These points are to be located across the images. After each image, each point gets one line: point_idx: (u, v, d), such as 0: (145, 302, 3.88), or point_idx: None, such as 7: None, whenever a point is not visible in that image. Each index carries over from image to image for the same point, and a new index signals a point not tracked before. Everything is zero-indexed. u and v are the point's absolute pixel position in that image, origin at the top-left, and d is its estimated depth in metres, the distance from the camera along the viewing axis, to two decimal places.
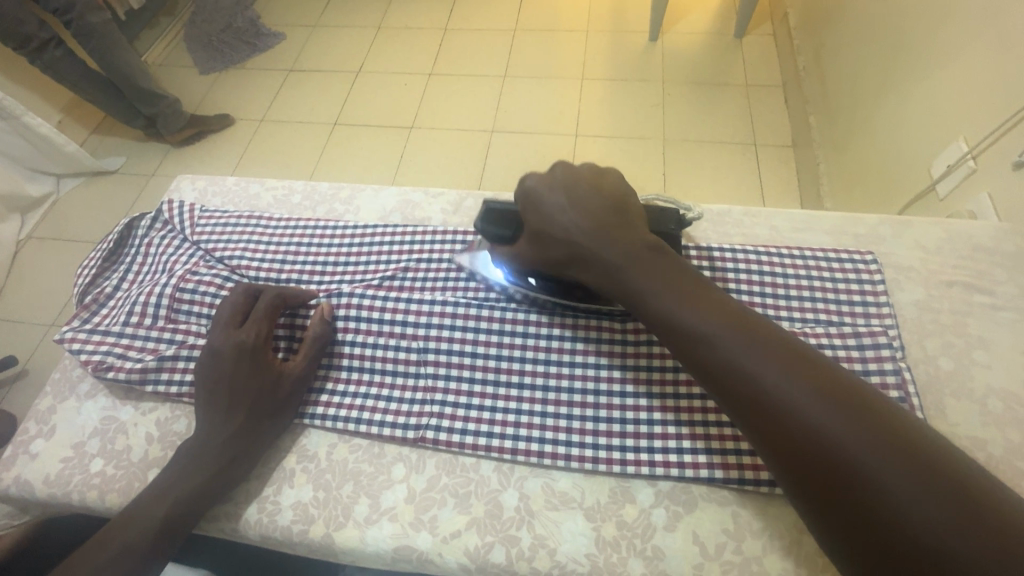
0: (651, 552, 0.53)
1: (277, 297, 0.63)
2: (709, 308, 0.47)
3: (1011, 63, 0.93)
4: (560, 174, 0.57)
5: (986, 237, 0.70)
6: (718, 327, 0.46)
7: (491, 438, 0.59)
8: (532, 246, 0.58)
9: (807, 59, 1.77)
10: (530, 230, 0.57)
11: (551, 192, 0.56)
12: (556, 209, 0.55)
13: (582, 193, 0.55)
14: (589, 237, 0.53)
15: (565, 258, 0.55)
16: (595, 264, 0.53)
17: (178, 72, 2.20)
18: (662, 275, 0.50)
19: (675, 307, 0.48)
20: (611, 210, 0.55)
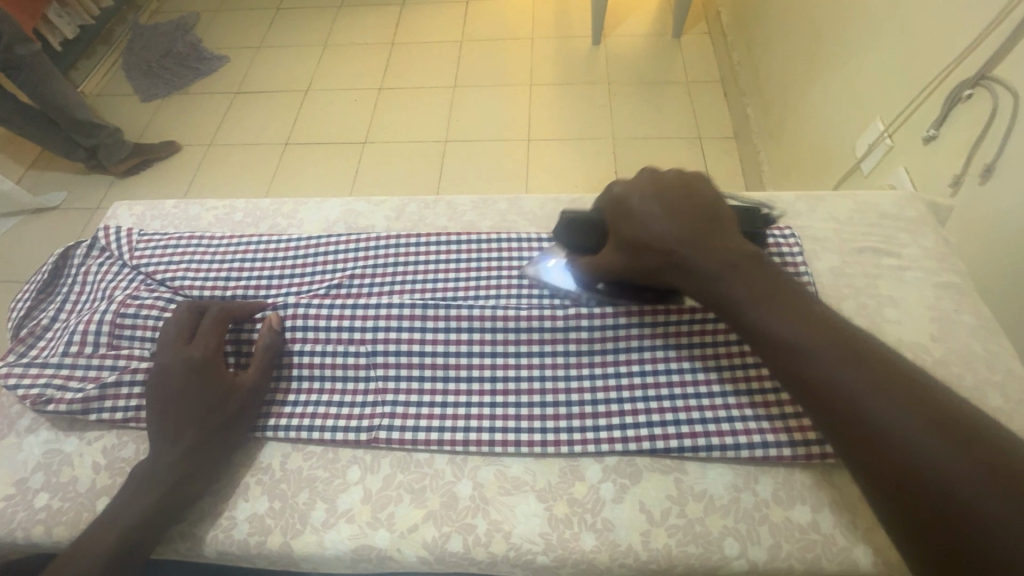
0: (601, 525, 0.55)
1: (222, 312, 0.63)
2: (808, 321, 0.47)
3: (912, 48, 1.02)
4: (652, 180, 0.58)
5: (891, 206, 0.76)
6: (816, 339, 0.46)
7: (442, 432, 0.60)
8: (621, 254, 0.58)
9: (741, 54, 1.86)
10: (620, 237, 0.57)
11: (643, 201, 0.56)
12: (652, 218, 0.55)
13: (676, 202, 0.55)
14: (682, 248, 0.53)
15: (656, 267, 0.55)
16: (690, 276, 0.53)
17: (118, 100, 2.14)
18: (754, 287, 0.50)
19: (773, 319, 0.48)
20: (702, 219, 0.54)
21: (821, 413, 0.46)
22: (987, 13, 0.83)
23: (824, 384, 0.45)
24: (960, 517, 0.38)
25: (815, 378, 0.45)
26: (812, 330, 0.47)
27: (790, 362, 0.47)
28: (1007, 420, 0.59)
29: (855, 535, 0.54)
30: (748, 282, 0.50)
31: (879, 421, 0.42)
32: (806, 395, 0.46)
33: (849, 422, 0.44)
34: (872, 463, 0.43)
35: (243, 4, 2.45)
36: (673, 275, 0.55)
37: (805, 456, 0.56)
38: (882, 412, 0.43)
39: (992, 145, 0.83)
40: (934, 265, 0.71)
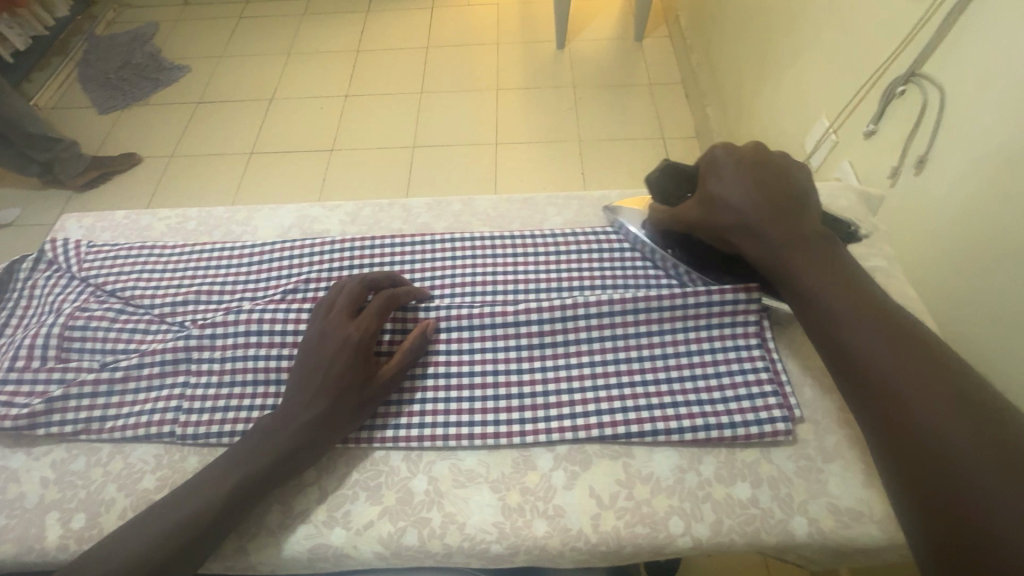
0: (553, 511, 0.57)
1: (392, 295, 0.64)
2: (860, 295, 0.48)
3: (850, 47, 1.07)
4: (753, 152, 0.59)
5: (823, 197, 0.81)
6: (865, 308, 0.47)
7: (398, 429, 0.62)
8: (697, 208, 0.61)
9: (699, 55, 1.92)
10: (704, 191, 0.60)
11: (737, 165, 0.59)
12: (738, 179, 0.58)
13: (767, 176, 0.57)
14: (757, 214, 0.55)
15: (725, 227, 0.58)
16: (757, 240, 0.56)
17: (74, 113, 2.09)
18: (817, 262, 0.52)
19: (828, 284, 0.50)
20: (787, 199, 0.56)
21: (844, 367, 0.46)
22: (913, 13, 0.89)
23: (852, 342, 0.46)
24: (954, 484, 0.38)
25: (851, 335, 0.46)
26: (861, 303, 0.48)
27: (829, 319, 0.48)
28: None
29: (792, 508, 0.57)
30: (809, 255, 0.52)
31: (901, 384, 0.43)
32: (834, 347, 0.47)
33: (868, 378, 0.44)
34: (885, 422, 0.43)
35: (204, 13, 2.41)
36: (738, 236, 0.57)
37: (744, 436, 0.59)
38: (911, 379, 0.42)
39: (923, 138, 0.88)
40: (864, 251, 0.75)
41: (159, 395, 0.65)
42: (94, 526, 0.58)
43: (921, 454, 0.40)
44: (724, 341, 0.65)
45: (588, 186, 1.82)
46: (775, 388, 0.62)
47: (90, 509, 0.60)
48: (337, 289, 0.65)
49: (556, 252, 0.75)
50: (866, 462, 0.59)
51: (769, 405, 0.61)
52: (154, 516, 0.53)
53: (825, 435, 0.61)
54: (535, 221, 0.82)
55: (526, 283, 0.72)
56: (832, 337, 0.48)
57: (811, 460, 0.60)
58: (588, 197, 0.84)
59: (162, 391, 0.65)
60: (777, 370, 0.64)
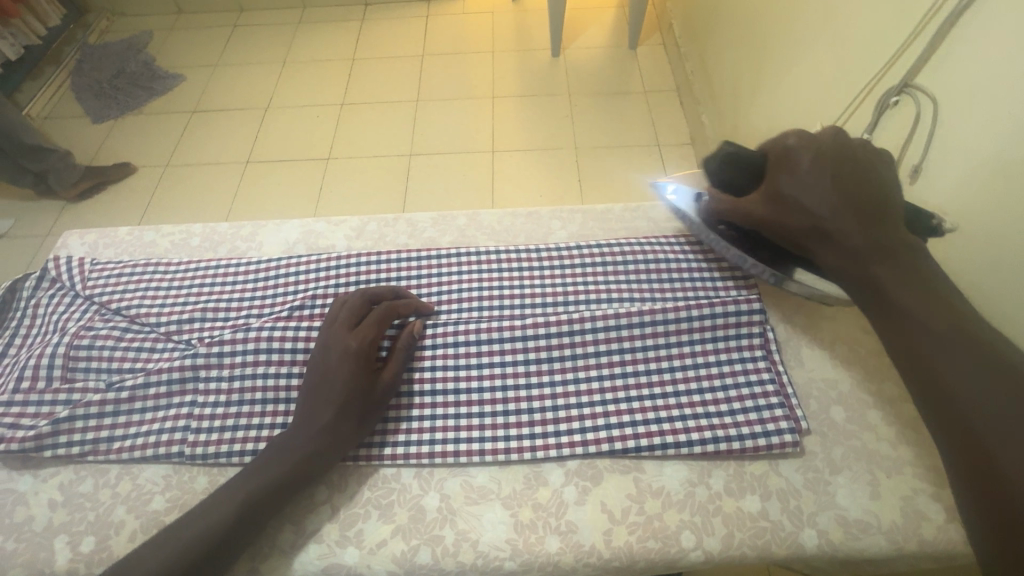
0: (566, 527, 0.58)
1: (390, 307, 0.66)
2: (935, 301, 0.49)
3: (844, 58, 1.09)
4: (836, 145, 0.57)
5: None
6: (943, 315, 0.48)
7: (408, 445, 0.62)
8: (764, 204, 0.60)
9: (693, 62, 1.94)
10: (775, 188, 0.59)
11: (817, 162, 0.57)
12: (818, 180, 0.56)
13: (851, 175, 0.56)
14: (836, 218, 0.55)
15: (799, 229, 0.57)
16: (837, 245, 0.55)
17: (67, 122, 2.08)
18: (901, 273, 0.51)
19: (907, 288, 0.50)
20: (872, 201, 0.55)
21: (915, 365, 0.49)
22: (906, 26, 0.90)
23: (914, 338, 0.48)
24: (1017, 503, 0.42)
25: (925, 334, 0.48)
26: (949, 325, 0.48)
27: (909, 327, 0.49)
28: None
29: (800, 520, 0.57)
30: (889, 259, 0.52)
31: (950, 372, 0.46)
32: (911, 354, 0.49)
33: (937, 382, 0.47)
34: (944, 417, 0.46)
35: (198, 21, 2.41)
36: (814, 239, 0.57)
37: (753, 448, 0.60)
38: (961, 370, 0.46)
39: (917, 148, 0.89)
40: None
41: (167, 415, 0.65)
42: (104, 549, 0.58)
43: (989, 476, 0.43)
44: (729, 353, 0.66)
45: (586, 193, 1.83)
46: (781, 399, 0.63)
47: (100, 532, 0.59)
48: (336, 306, 0.66)
49: (561, 266, 0.75)
50: (872, 473, 0.60)
51: (775, 417, 0.62)
52: (165, 540, 0.52)
53: (831, 447, 0.62)
54: (539, 234, 0.82)
55: (531, 296, 0.72)
56: (908, 342, 0.49)
57: (818, 472, 0.60)
58: (591, 210, 0.85)
59: (170, 411, 0.65)
60: (782, 382, 0.65)
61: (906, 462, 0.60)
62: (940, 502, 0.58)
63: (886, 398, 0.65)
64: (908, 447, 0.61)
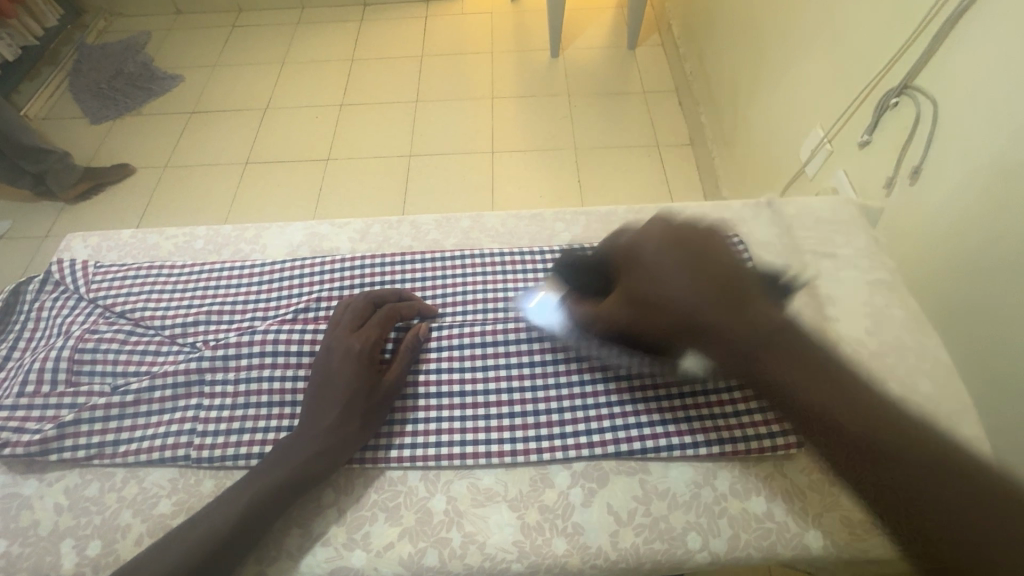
0: (572, 529, 0.58)
1: (392, 309, 0.67)
2: (816, 373, 0.50)
3: (844, 60, 1.09)
4: (677, 238, 0.57)
5: (827, 210, 0.82)
6: (829, 386, 0.49)
7: (415, 448, 0.62)
8: (628, 310, 0.57)
9: (692, 63, 1.95)
10: (631, 292, 0.57)
11: (666, 258, 0.56)
12: (669, 275, 0.55)
13: (697, 266, 0.55)
14: (701, 315, 0.53)
15: (669, 330, 0.54)
16: (714, 345, 0.52)
17: (66, 123, 2.07)
18: (788, 361, 0.50)
19: (789, 372, 0.50)
20: (721, 287, 0.54)
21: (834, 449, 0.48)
22: (906, 28, 0.90)
23: (830, 423, 0.48)
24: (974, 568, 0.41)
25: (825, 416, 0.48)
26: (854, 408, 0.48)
27: (809, 410, 0.49)
28: (936, 404, 0.65)
29: (805, 521, 0.58)
30: (763, 346, 0.51)
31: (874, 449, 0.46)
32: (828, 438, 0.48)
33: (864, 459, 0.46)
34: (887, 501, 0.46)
35: (197, 22, 2.40)
36: (683, 339, 0.54)
37: (758, 450, 0.60)
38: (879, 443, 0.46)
39: (917, 150, 0.90)
40: (866, 264, 0.76)
41: (172, 418, 0.65)
42: (110, 553, 0.58)
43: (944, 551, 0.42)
44: None
45: (586, 194, 1.84)
46: None
47: (106, 536, 0.59)
48: (341, 309, 0.67)
49: None
50: None
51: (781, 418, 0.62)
52: (172, 543, 0.52)
53: None
54: (542, 237, 0.83)
55: None
56: (819, 427, 0.49)
57: (823, 474, 0.61)
58: (594, 212, 0.85)
59: (175, 414, 0.65)
60: None
61: None
62: None
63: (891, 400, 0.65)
64: None
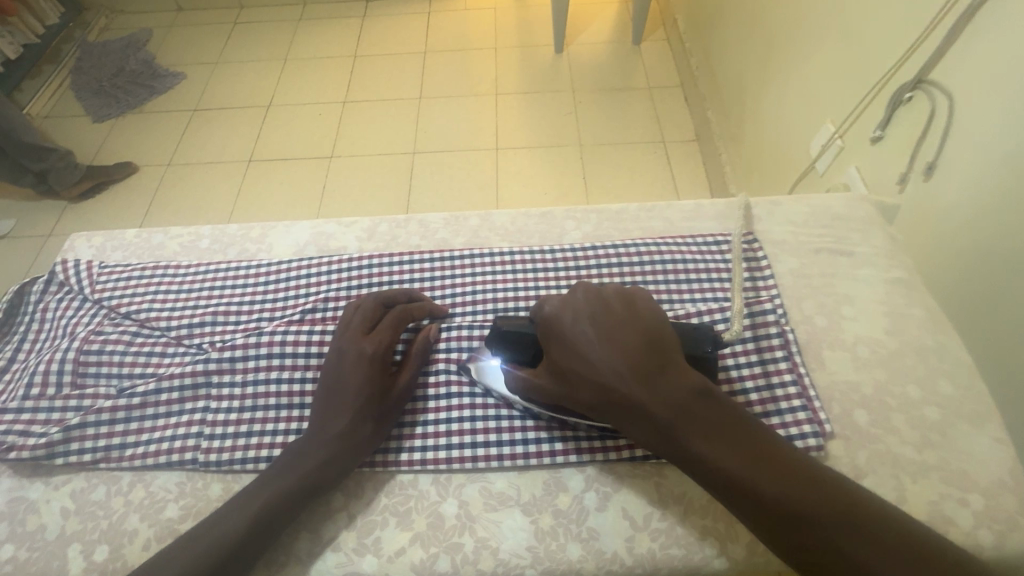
0: (587, 534, 0.57)
1: (404, 309, 0.65)
2: (741, 444, 0.46)
3: (855, 54, 1.07)
4: (592, 304, 0.55)
5: (843, 208, 0.81)
6: (755, 461, 0.45)
7: (425, 451, 0.61)
8: (554, 383, 0.55)
9: (698, 58, 1.92)
10: (554, 366, 0.55)
11: (579, 328, 0.53)
12: (584, 348, 0.52)
13: (612, 333, 0.52)
14: (618, 388, 0.50)
15: (593, 402, 0.52)
16: (636, 420, 0.50)
17: (68, 121, 2.06)
18: (706, 429, 0.47)
19: (712, 449, 0.46)
20: (641, 351, 0.51)
21: (779, 536, 0.44)
22: (919, 22, 0.88)
23: (754, 498, 0.45)
24: None
25: (759, 498, 0.44)
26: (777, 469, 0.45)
27: (738, 489, 0.45)
28: (958, 406, 0.63)
29: None
30: (685, 418, 0.48)
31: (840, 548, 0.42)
32: (769, 524, 0.44)
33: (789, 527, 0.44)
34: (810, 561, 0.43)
35: (198, 19, 2.39)
36: (609, 413, 0.52)
37: None
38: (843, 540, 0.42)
39: (932, 145, 0.88)
40: (884, 262, 0.75)
41: (179, 421, 0.64)
42: (118, 559, 0.57)
43: None
44: (748, 356, 0.65)
45: (592, 192, 1.82)
46: (803, 402, 0.62)
47: (113, 540, 0.58)
48: (349, 310, 0.65)
49: (576, 267, 0.74)
50: (897, 478, 0.59)
51: (799, 420, 0.61)
52: (180, 549, 0.51)
53: (856, 451, 0.61)
54: (551, 236, 0.81)
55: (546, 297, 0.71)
56: (750, 507, 0.45)
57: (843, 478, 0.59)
58: (604, 210, 0.83)
59: (182, 417, 0.64)
60: (805, 385, 0.64)
61: (931, 466, 0.60)
62: (967, 507, 0.57)
63: (911, 402, 0.64)
64: (934, 451, 0.61)
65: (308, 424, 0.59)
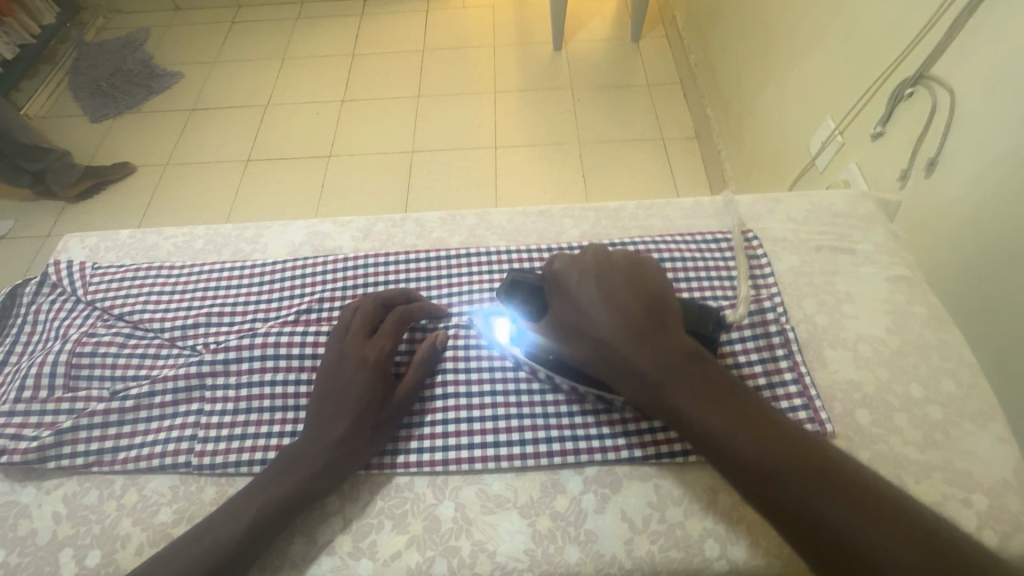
0: (585, 537, 0.56)
1: (404, 311, 0.65)
2: (725, 401, 0.47)
3: (855, 50, 1.06)
4: (598, 261, 0.56)
5: (843, 204, 0.80)
6: (739, 423, 0.46)
7: (421, 453, 0.60)
8: (552, 336, 0.57)
9: (698, 55, 1.91)
10: (553, 319, 0.56)
11: (580, 284, 0.55)
12: (584, 302, 0.54)
13: (614, 289, 0.53)
14: (611, 340, 0.51)
15: (588, 355, 0.54)
16: (625, 373, 0.51)
17: (65, 122, 2.05)
18: (693, 386, 0.48)
19: (699, 406, 0.47)
20: (639, 310, 0.52)
21: (754, 495, 0.45)
22: (920, 17, 0.87)
23: (728, 454, 0.46)
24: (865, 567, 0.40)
25: (739, 456, 0.45)
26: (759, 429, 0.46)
27: (716, 445, 0.46)
28: (961, 405, 0.62)
29: None
30: (675, 376, 0.49)
31: (831, 518, 0.41)
32: (745, 482, 0.45)
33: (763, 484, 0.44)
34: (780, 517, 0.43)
35: (195, 18, 2.38)
36: (600, 366, 0.53)
37: None
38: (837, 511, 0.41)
39: (934, 140, 0.87)
40: (886, 260, 0.74)
41: (173, 424, 0.63)
42: (110, 563, 0.56)
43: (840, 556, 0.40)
44: (748, 355, 0.65)
45: (592, 190, 1.81)
46: (805, 401, 0.62)
47: (106, 545, 0.57)
48: (349, 313, 0.64)
49: None
50: (898, 478, 0.59)
51: (800, 419, 0.61)
52: (172, 555, 0.51)
53: (858, 451, 0.60)
54: (549, 234, 0.80)
55: None
56: (725, 461, 0.46)
57: None
58: (602, 208, 0.83)
59: (176, 420, 0.63)
60: (806, 384, 0.63)
61: (934, 466, 0.59)
62: (970, 507, 0.56)
63: (913, 401, 0.63)
64: (937, 451, 0.60)
65: (304, 428, 0.58)
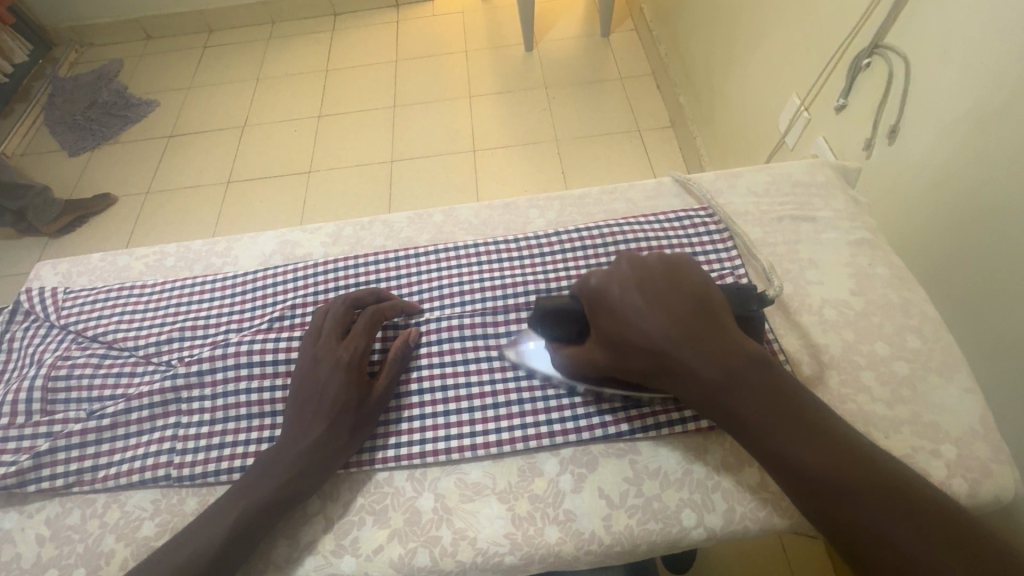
0: (564, 516, 0.57)
1: (375, 311, 0.65)
2: (783, 404, 0.45)
3: (812, 24, 1.08)
4: (639, 271, 0.54)
5: (802, 173, 0.81)
6: (799, 426, 0.44)
7: (398, 448, 0.61)
8: (604, 354, 0.54)
9: (667, 45, 1.93)
10: (601, 335, 0.54)
11: (627, 297, 0.52)
12: (635, 316, 0.51)
13: (665, 299, 0.51)
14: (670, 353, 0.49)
15: (644, 370, 0.51)
16: (688, 386, 0.49)
17: (44, 158, 2.05)
18: (755, 393, 0.46)
19: (762, 411, 0.46)
20: (692, 316, 0.50)
21: (808, 500, 0.43)
22: None
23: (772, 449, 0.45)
24: (863, 518, 0.40)
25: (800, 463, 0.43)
26: (811, 430, 0.44)
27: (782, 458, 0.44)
28: (927, 359, 0.63)
29: None
30: (737, 383, 0.47)
31: (840, 488, 0.41)
32: (797, 484, 0.43)
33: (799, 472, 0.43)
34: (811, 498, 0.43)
35: (167, 46, 2.38)
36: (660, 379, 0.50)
37: None
38: (865, 498, 0.41)
39: (893, 107, 0.89)
40: (846, 224, 0.75)
41: (152, 438, 0.63)
42: None
43: (843, 512, 0.41)
44: None
45: (571, 183, 1.82)
46: None
47: (90, 563, 0.58)
48: (319, 316, 0.65)
49: (541, 254, 0.73)
50: (869, 434, 0.59)
51: None
52: (153, 564, 0.51)
53: None
54: (518, 225, 0.81)
55: (513, 283, 0.71)
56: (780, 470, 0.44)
57: None
58: (568, 196, 0.84)
59: (154, 435, 0.64)
60: (774, 352, 0.64)
61: (902, 421, 0.60)
62: (940, 458, 0.57)
63: (879, 359, 0.64)
64: (905, 406, 0.61)
65: (281, 434, 0.58)
